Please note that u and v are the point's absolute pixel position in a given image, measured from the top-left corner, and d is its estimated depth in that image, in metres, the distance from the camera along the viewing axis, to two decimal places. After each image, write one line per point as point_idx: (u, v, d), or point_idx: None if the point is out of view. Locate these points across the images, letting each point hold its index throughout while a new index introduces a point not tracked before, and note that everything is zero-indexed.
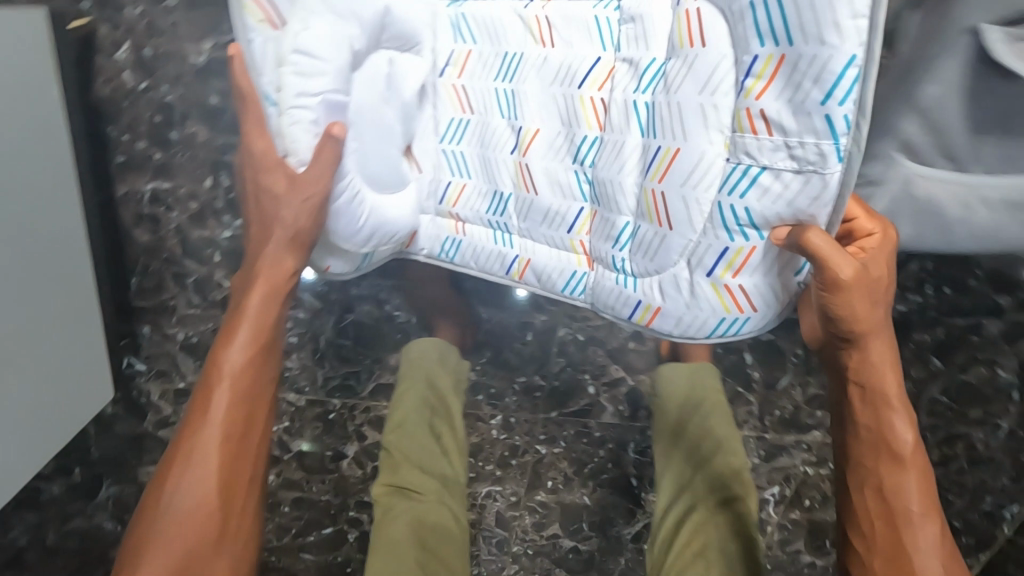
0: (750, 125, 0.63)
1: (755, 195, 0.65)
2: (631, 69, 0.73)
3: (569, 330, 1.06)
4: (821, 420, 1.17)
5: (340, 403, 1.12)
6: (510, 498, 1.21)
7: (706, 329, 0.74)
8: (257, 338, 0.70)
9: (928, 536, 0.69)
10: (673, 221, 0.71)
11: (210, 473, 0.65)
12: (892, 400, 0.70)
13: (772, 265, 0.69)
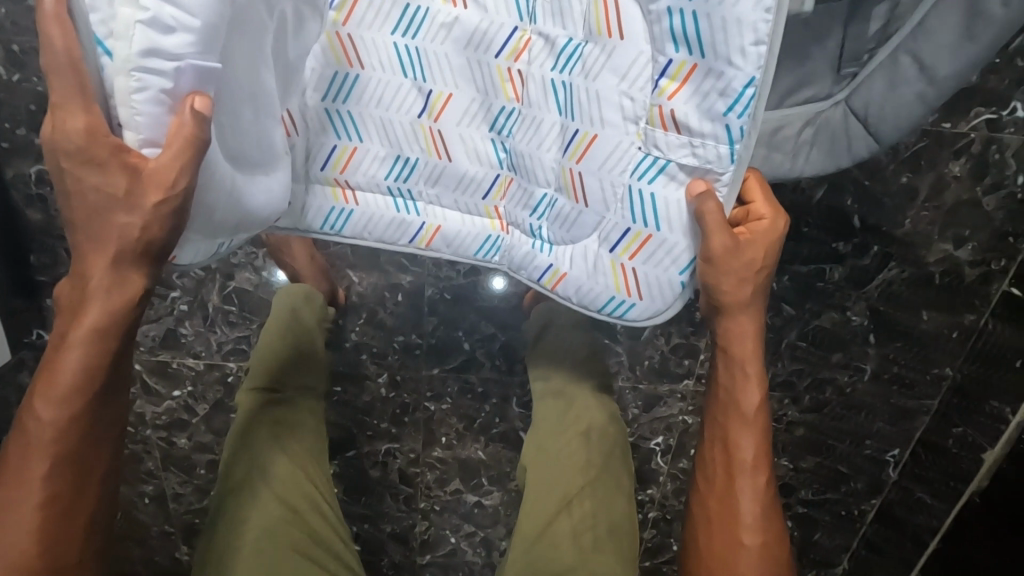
0: (661, 123, 0.68)
1: (662, 182, 0.70)
2: (551, 49, 0.73)
3: (434, 288, 1.13)
4: (689, 369, 1.24)
5: (237, 367, 1.20)
6: (409, 455, 1.33)
7: (603, 300, 0.80)
8: (87, 386, 0.63)
9: (749, 479, 0.81)
10: (587, 198, 0.76)
11: (27, 539, 0.63)
12: (748, 366, 0.80)
13: (658, 255, 0.74)
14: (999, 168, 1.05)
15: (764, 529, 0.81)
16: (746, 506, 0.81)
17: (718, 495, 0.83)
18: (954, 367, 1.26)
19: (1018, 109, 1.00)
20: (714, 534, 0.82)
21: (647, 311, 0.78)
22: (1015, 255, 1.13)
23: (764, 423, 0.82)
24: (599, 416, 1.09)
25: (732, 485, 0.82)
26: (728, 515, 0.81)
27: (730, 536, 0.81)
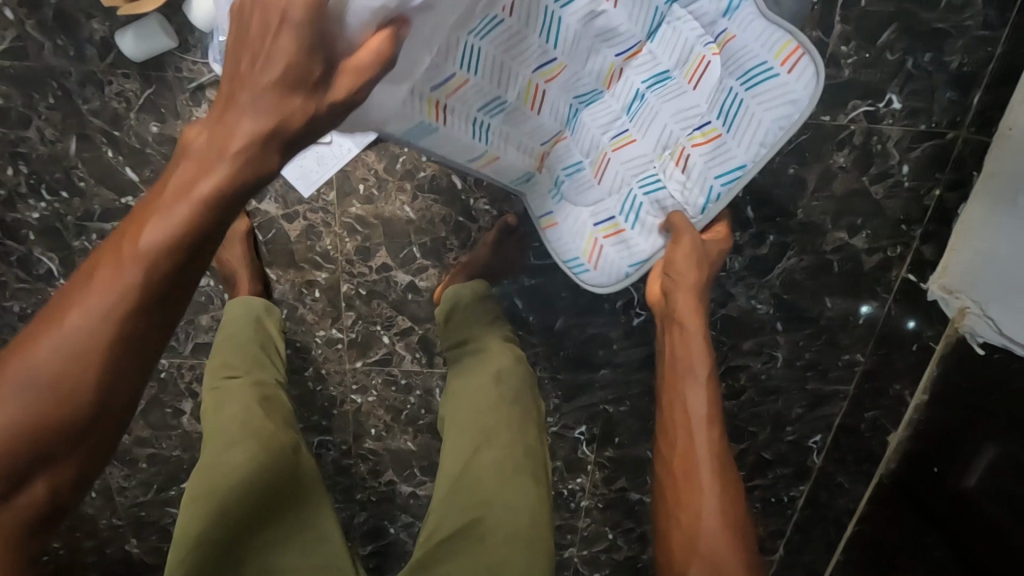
0: (678, 158, 0.79)
1: (650, 202, 0.84)
2: (649, 63, 0.78)
3: (349, 284, 1.18)
4: (606, 358, 1.28)
5: (169, 363, 1.26)
6: (342, 448, 1.37)
7: (569, 257, 0.93)
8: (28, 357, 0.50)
9: (699, 423, 0.81)
10: (605, 179, 0.86)
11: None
12: (690, 377, 0.84)
13: (625, 246, 0.88)
14: (882, 158, 1.10)
15: (720, 483, 0.78)
16: (705, 458, 0.79)
17: (679, 453, 0.81)
18: (865, 353, 1.27)
19: (892, 101, 1.05)
20: (676, 486, 0.79)
21: (592, 280, 0.91)
22: (909, 242, 1.17)
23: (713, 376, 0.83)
24: (508, 361, 1.02)
25: (688, 438, 0.81)
26: (687, 466, 0.79)
27: (690, 486, 0.78)
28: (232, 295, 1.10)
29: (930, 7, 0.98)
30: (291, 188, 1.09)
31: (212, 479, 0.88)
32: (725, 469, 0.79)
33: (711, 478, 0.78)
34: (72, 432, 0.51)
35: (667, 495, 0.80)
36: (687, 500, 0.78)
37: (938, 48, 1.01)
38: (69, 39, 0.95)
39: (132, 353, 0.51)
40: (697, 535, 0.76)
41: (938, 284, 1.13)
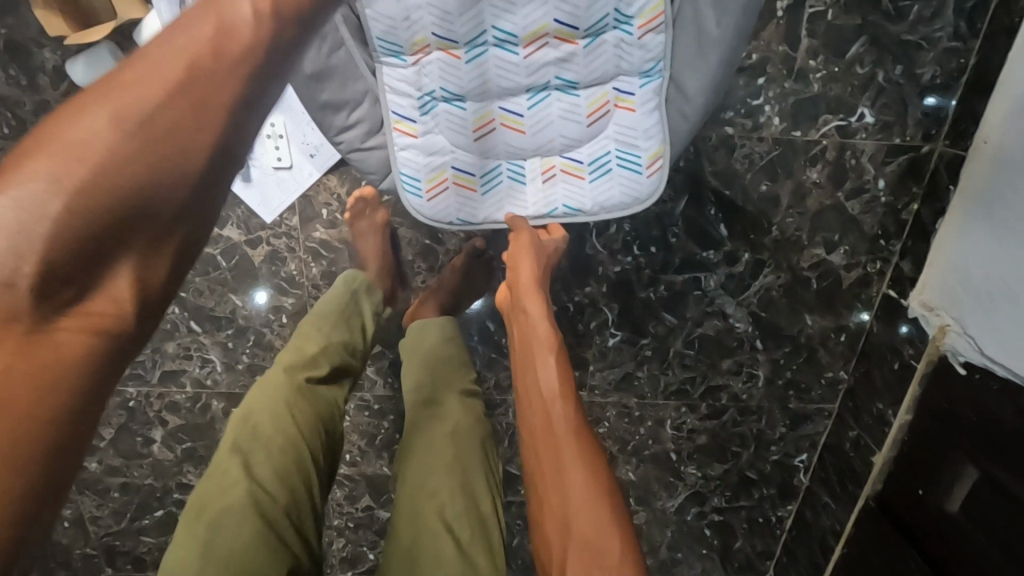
0: (545, 172, 0.87)
1: (512, 184, 0.88)
2: (571, 60, 0.80)
3: (316, 309, 1.15)
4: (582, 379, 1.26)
5: (138, 391, 1.24)
6: None
7: (404, 171, 0.84)
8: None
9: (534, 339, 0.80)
10: (481, 139, 0.84)
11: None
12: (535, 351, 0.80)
13: (462, 202, 0.87)
14: (857, 173, 1.07)
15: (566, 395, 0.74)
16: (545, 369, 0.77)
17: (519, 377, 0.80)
18: (847, 371, 1.25)
19: (864, 115, 1.02)
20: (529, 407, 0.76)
21: (418, 209, 0.86)
22: (889, 258, 1.15)
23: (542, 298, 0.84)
24: (463, 420, 0.95)
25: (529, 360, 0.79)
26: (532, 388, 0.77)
27: (537, 399, 0.75)
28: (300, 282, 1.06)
29: (899, 20, 0.96)
30: (253, 213, 1.07)
31: (211, 511, 0.77)
32: (582, 426, 0.72)
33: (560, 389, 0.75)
34: (103, 290, 0.41)
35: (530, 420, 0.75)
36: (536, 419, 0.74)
37: (909, 61, 0.99)
38: (21, 69, 0.93)
39: (146, 232, 0.42)
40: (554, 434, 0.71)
41: (919, 300, 1.09)
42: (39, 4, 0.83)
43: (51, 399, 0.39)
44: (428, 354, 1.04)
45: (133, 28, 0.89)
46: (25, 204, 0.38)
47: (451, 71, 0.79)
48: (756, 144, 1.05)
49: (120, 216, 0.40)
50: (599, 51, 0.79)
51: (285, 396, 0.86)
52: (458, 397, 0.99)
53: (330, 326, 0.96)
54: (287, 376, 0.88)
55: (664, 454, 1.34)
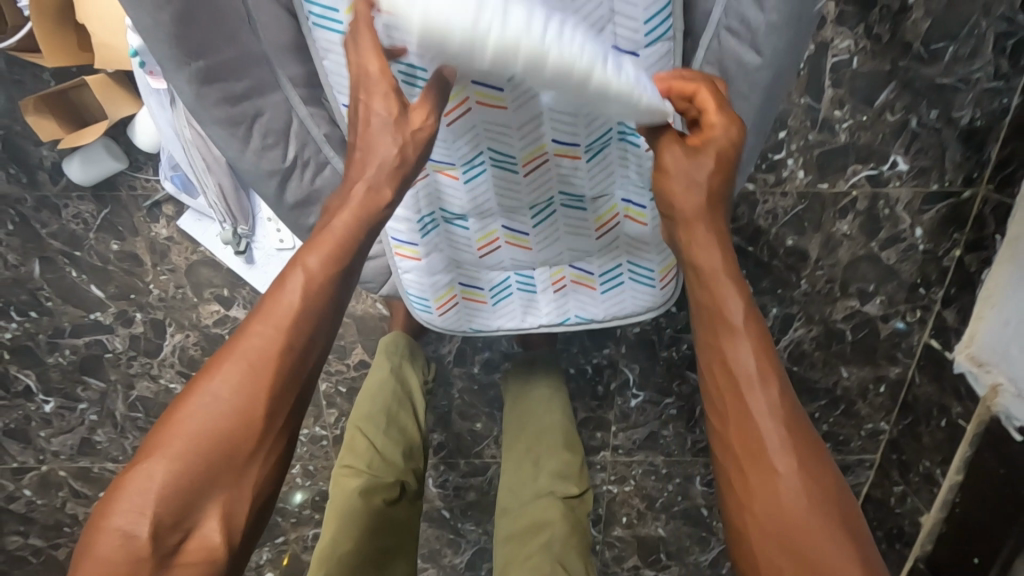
0: (555, 282, 0.75)
1: (532, 298, 0.76)
2: (573, 177, 0.65)
3: (328, 383, 1.12)
4: (604, 440, 1.20)
5: None
6: None
7: (414, 292, 0.74)
8: (262, 308, 0.52)
9: (764, 413, 0.52)
10: (489, 256, 0.72)
11: (216, 374, 0.50)
12: (732, 322, 0.54)
13: (469, 313, 0.77)
14: (891, 222, 1.00)
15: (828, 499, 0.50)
16: (788, 464, 0.50)
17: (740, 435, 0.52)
18: (889, 422, 1.17)
19: (897, 163, 0.95)
20: (752, 509, 0.51)
21: (429, 322, 0.77)
22: (930, 305, 1.06)
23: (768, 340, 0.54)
24: (560, 528, 0.81)
25: (761, 455, 0.51)
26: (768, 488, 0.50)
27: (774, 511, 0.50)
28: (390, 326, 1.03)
29: (932, 63, 0.88)
30: (259, 293, 1.03)
31: None
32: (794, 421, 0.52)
33: (817, 508, 0.50)
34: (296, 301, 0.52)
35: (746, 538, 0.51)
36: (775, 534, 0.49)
37: (945, 104, 0.91)
38: (20, 168, 0.93)
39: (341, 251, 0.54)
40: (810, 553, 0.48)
41: (966, 354, 1.01)
42: (31, 111, 0.83)
43: (274, 355, 0.50)
44: (531, 406, 0.98)
45: (126, 125, 0.89)
46: (290, 299, 0.51)
47: (469, 238, 0.71)
48: (780, 199, 0.98)
49: (319, 318, 0.53)
50: (620, 296, 0.75)
51: (357, 526, 0.81)
52: (558, 498, 0.85)
53: (382, 433, 0.89)
54: (359, 498, 0.82)
55: (694, 510, 1.27)
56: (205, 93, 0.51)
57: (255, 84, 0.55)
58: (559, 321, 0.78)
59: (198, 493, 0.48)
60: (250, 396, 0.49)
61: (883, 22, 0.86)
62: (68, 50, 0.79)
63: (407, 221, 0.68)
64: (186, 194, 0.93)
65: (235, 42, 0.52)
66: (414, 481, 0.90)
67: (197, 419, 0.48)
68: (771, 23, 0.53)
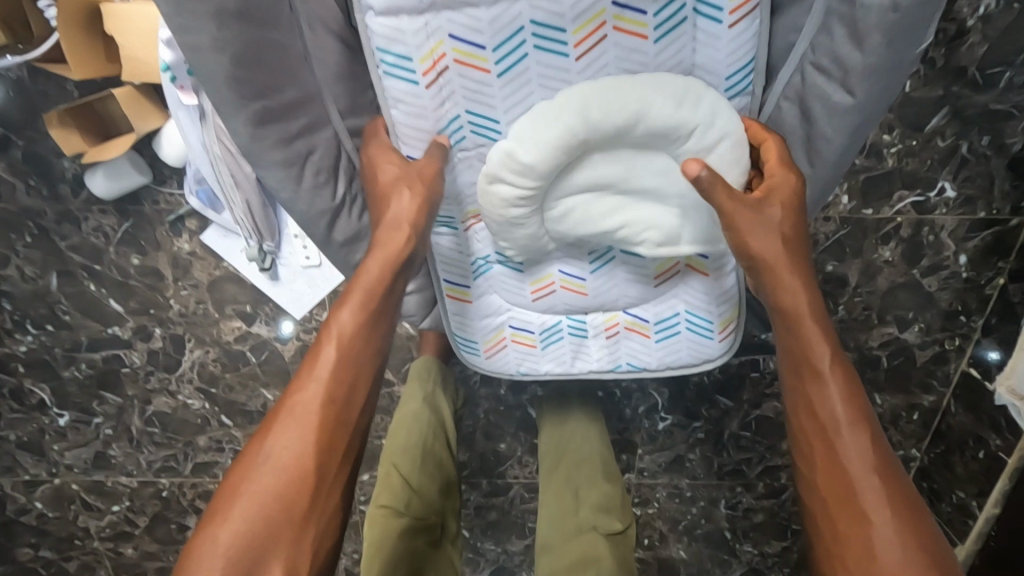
0: (609, 329, 0.72)
1: (584, 343, 0.74)
2: None
3: None
4: (629, 463, 1.17)
5: (171, 482, 1.13)
6: (355, 555, 1.22)
7: (462, 333, 0.74)
8: (301, 405, 0.51)
9: (852, 452, 0.52)
10: (540, 300, 0.70)
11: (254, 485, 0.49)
12: (817, 366, 0.55)
13: (517, 357, 0.74)
14: (935, 249, 0.97)
15: (925, 548, 0.49)
16: (880, 509, 0.50)
17: (827, 478, 0.53)
18: (920, 450, 1.14)
19: (944, 190, 0.93)
20: (840, 554, 0.51)
21: (475, 364, 0.76)
22: (969, 334, 1.04)
23: (854, 381, 0.55)
24: (607, 564, 0.79)
25: (852, 496, 0.51)
26: (858, 532, 0.50)
27: (863, 557, 0.50)
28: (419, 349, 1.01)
29: (985, 88, 0.85)
30: (282, 309, 1.00)
31: None
32: (884, 460, 0.52)
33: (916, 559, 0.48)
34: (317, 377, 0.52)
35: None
36: (860, 571, 0.50)
37: (997, 131, 0.88)
38: (43, 180, 0.91)
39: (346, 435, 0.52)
40: None
41: (1006, 387, 0.97)
42: (55, 124, 0.80)
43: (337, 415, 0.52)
44: (565, 434, 0.96)
45: (153, 139, 0.87)
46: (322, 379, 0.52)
47: (522, 279, 0.69)
48: (821, 224, 0.96)
49: (362, 380, 0.54)
50: (675, 346, 0.73)
51: (399, 568, 0.78)
52: (600, 533, 0.82)
53: (417, 468, 0.86)
54: (403, 539, 0.80)
55: (718, 534, 1.23)
56: (263, 135, 0.53)
57: (311, 120, 0.56)
58: (611, 367, 0.74)
59: (251, 570, 0.47)
60: (298, 446, 0.50)
61: (938, 46, 0.83)
62: (96, 62, 0.77)
63: (458, 263, 0.69)
64: (211, 210, 0.91)
65: (295, 82, 0.54)
66: (452, 520, 0.89)
67: (237, 537, 0.47)
68: (869, 64, 0.51)
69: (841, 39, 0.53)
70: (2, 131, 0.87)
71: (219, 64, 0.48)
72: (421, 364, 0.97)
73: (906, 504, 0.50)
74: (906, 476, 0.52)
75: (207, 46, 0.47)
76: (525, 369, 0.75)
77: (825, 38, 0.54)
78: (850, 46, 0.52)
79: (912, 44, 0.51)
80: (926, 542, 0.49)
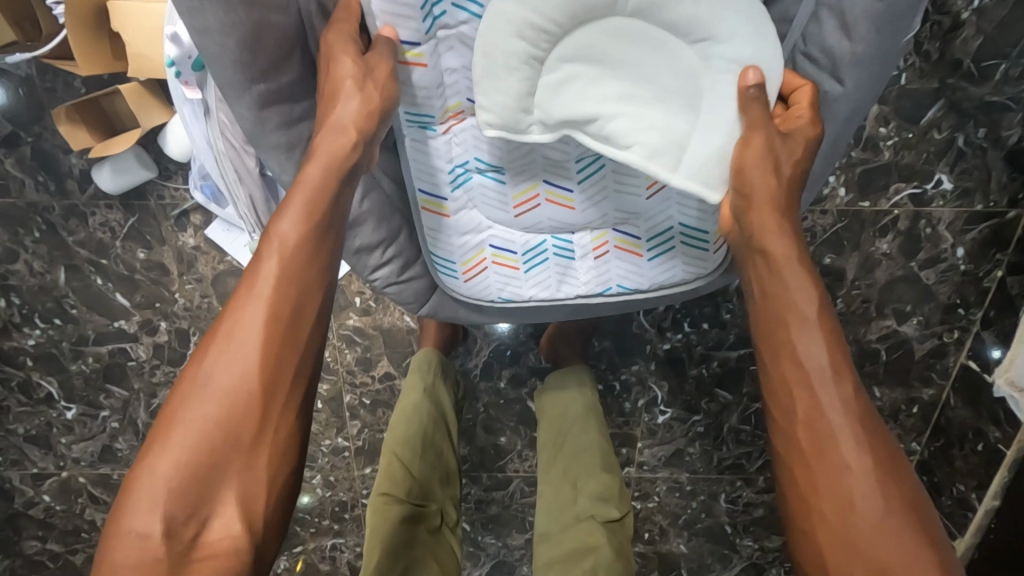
0: (598, 247, 0.72)
1: (571, 262, 0.73)
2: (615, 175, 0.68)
3: (352, 394, 1.11)
4: (629, 456, 1.18)
5: None
6: (357, 548, 1.23)
7: (440, 254, 0.72)
8: (244, 331, 0.49)
9: (833, 402, 0.51)
10: (524, 215, 0.70)
11: (188, 412, 0.47)
12: (799, 312, 0.53)
13: (507, 282, 0.74)
14: (932, 242, 0.98)
15: (896, 489, 0.49)
16: (857, 454, 0.50)
17: (806, 425, 0.51)
18: (920, 444, 1.15)
19: (941, 182, 0.93)
20: (816, 498, 0.50)
21: (455, 291, 0.75)
22: (968, 327, 1.04)
23: (836, 331, 0.53)
24: (604, 553, 0.80)
25: (830, 442, 0.50)
26: (836, 475, 0.50)
27: (838, 500, 0.49)
28: (420, 342, 1.02)
29: (982, 81, 0.85)
30: None
31: None
32: (860, 407, 0.52)
33: (891, 497, 0.49)
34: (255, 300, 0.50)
35: (807, 524, 0.51)
36: (833, 514, 0.49)
37: (993, 123, 0.89)
38: (50, 175, 0.93)
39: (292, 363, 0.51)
40: (867, 539, 0.48)
41: (1005, 378, 0.96)
42: (63, 119, 0.82)
43: (285, 345, 0.50)
44: (563, 423, 0.96)
45: (158, 133, 0.88)
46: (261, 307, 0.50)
47: (506, 193, 0.69)
48: (819, 217, 0.96)
49: (306, 285, 0.52)
50: (669, 262, 0.72)
51: (400, 555, 0.79)
52: (598, 522, 0.83)
53: (417, 459, 0.87)
54: (403, 527, 0.81)
55: (719, 528, 1.24)
56: (266, 116, 0.54)
57: (311, 106, 0.58)
58: (599, 290, 0.74)
59: (206, 485, 0.46)
60: (240, 373, 0.48)
61: (933, 39, 0.85)
62: (103, 59, 0.78)
63: (435, 172, 0.67)
64: (215, 204, 0.92)
65: (296, 68, 0.56)
66: (451, 509, 0.91)
67: (172, 465, 0.46)
68: (857, 54, 0.53)
69: (830, 29, 0.54)
70: (11, 127, 0.89)
71: (223, 48, 0.49)
72: (419, 355, 0.98)
73: (884, 450, 0.50)
74: (886, 425, 0.52)
75: (215, 29, 0.48)
76: (510, 297, 0.75)
77: (815, 27, 0.55)
78: (838, 35, 0.54)
79: (900, 32, 0.52)
80: (896, 481, 0.49)
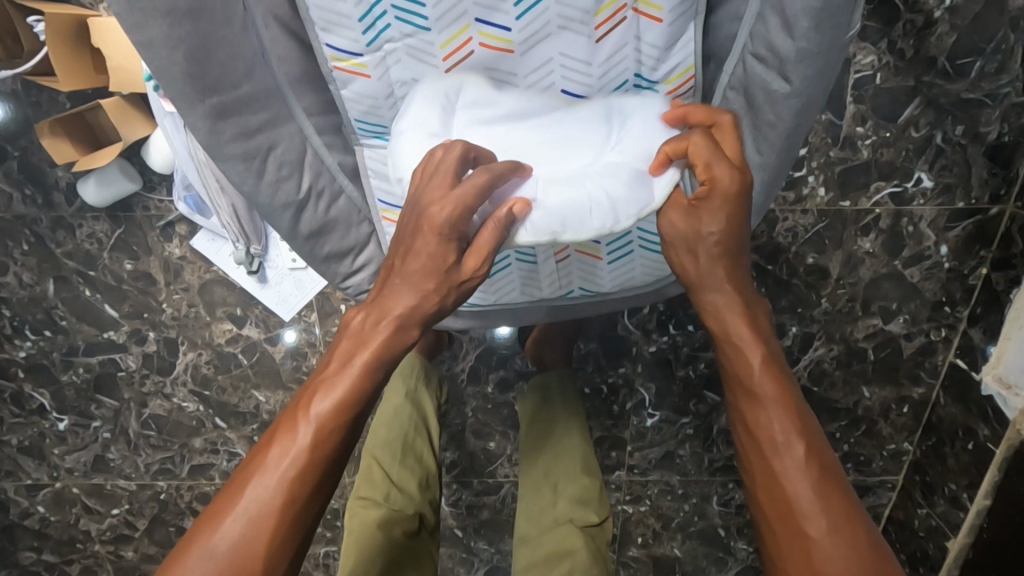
0: (559, 253, 0.72)
1: (533, 269, 0.73)
2: None
3: None
4: (619, 459, 1.17)
5: (168, 484, 1.16)
6: None
7: None
8: (280, 469, 0.54)
9: (790, 470, 0.54)
10: None
11: (220, 536, 0.53)
12: (759, 392, 0.57)
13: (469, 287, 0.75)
14: (915, 240, 0.98)
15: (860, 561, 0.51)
16: (818, 521, 0.52)
17: (769, 495, 0.55)
18: (912, 443, 1.14)
19: (921, 180, 0.93)
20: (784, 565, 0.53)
21: None
22: (955, 324, 1.04)
23: (797, 405, 0.57)
24: (581, 557, 0.80)
25: (790, 511, 0.53)
26: (796, 543, 0.52)
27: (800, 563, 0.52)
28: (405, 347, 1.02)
29: (958, 78, 0.86)
30: (272, 312, 1.02)
31: None
32: (824, 477, 0.54)
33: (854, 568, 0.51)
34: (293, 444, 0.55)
35: None
36: None
37: (971, 120, 0.89)
38: (37, 189, 0.94)
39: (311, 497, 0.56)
40: None
41: (993, 375, 0.97)
42: (46, 133, 0.83)
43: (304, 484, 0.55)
44: (544, 427, 0.97)
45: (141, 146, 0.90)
46: (297, 453, 0.55)
47: None
48: (800, 216, 0.96)
49: (331, 452, 0.56)
50: (628, 264, 0.73)
51: (380, 557, 0.80)
52: (576, 526, 0.84)
53: (398, 462, 0.89)
54: (380, 531, 0.81)
55: (712, 530, 1.23)
56: (220, 129, 0.55)
57: (270, 117, 0.58)
58: (563, 293, 0.76)
59: None
60: (265, 508, 0.53)
61: (907, 37, 0.85)
62: (84, 74, 0.80)
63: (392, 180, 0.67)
64: (199, 215, 0.93)
65: (252, 79, 0.56)
66: (431, 512, 0.90)
67: None
68: (800, 51, 0.54)
69: (774, 28, 0.55)
70: None
71: (173, 61, 0.50)
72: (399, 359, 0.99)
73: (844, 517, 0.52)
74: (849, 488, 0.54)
75: (160, 42, 0.49)
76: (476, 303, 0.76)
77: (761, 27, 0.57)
78: (782, 32, 0.55)
79: (840, 27, 0.52)
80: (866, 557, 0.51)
